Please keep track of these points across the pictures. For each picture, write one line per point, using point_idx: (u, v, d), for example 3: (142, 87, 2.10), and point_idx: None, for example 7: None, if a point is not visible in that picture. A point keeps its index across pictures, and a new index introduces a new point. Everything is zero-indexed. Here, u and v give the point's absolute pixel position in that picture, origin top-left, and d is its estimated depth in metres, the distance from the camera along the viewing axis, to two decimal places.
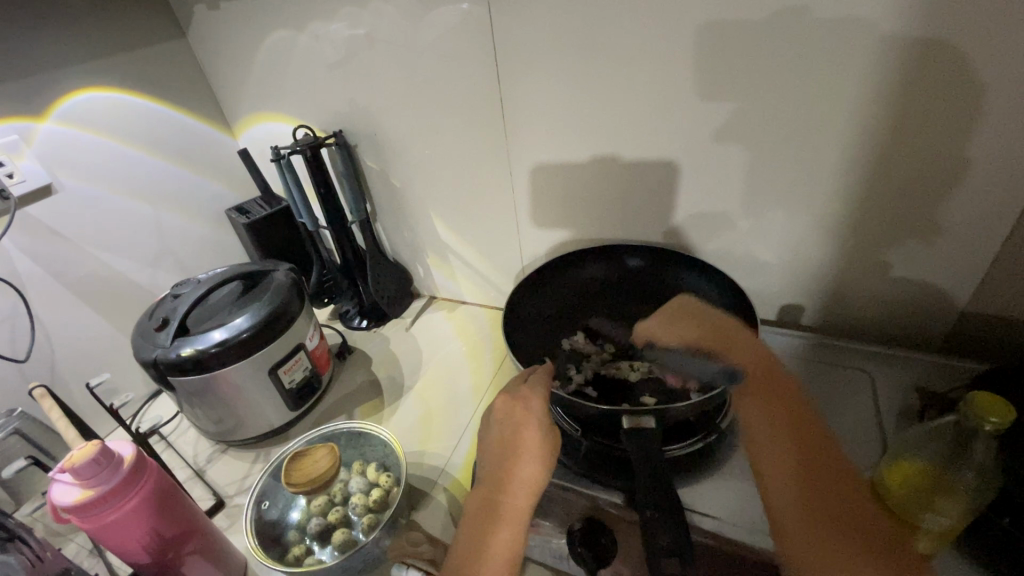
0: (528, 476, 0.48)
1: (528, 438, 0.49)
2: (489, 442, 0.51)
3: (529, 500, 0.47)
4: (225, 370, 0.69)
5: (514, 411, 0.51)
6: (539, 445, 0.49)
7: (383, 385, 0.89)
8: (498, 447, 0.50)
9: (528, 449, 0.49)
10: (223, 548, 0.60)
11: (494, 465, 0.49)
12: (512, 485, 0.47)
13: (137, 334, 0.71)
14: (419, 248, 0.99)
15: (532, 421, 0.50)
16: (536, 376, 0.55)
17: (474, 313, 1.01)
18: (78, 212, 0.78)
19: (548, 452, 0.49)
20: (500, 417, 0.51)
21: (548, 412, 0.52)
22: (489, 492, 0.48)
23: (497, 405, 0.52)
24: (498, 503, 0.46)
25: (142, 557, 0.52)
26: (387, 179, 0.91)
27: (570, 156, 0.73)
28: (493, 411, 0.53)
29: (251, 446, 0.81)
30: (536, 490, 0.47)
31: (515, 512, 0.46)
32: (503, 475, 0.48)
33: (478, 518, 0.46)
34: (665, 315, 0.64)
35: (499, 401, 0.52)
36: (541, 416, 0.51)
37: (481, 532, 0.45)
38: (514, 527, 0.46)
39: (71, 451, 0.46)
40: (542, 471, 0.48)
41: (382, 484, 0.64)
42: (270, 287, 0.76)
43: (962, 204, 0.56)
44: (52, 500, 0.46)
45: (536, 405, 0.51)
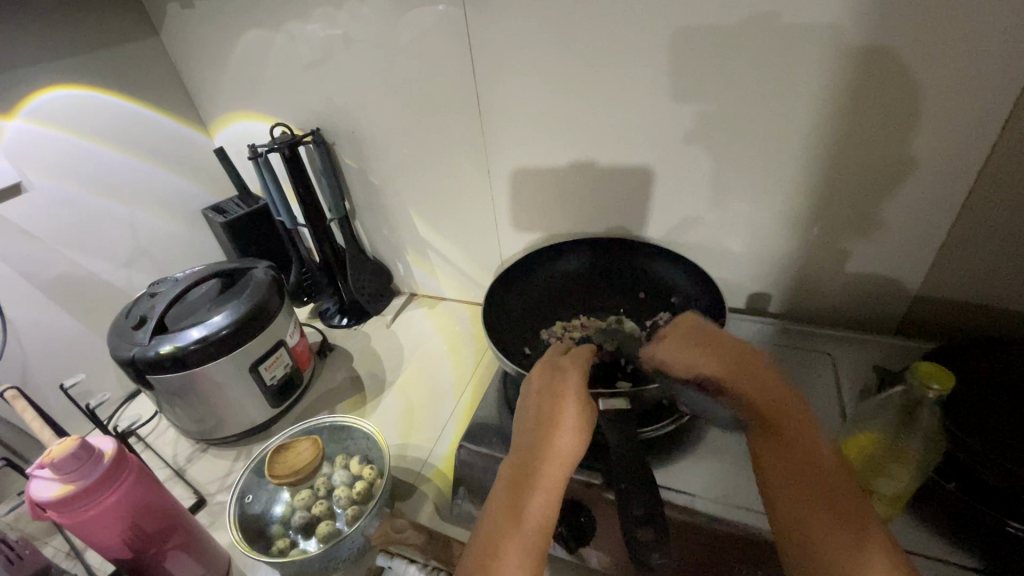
0: (565, 446, 0.47)
1: (566, 409, 0.49)
2: (525, 413, 0.51)
3: (565, 472, 0.46)
4: (205, 367, 0.69)
5: (553, 385, 0.51)
6: (577, 417, 0.49)
7: (365, 381, 0.89)
8: (536, 415, 0.49)
9: (565, 422, 0.48)
10: (206, 543, 0.60)
11: (532, 433, 0.48)
12: (549, 456, 0.46)
13: (114, 333, 0.71)
14: (399, 246, 1.00)
15: (570, 394, 0.50)
16: (576, 352, 0.55)
17: (455, 308, 1.02)
18: (49, 211, 0.77)
19: (586, 427, 0.49)
20: (538, 389, 0.51)
21: (587, 390, 0.51)
22: (526, 459, 0.47)
23: (537, 379, 0.53)
24: (534, 473, 0.45)
25: (123, 553, 0.52)
26: (367, 177, 0.92)
27: (546, 153, 0.75)
28: (531, 385, 0.53)
29: (231, 444, 0.81)
30: (573, 460, 0.47)
31: (551, 482, 0.45)
32: (541, 443, 0.47)
33: (515, 484, 0.45)
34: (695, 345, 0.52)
35: (539, 373, 0.53)
36: (580, 388, 0.50)
37: (516, 499, 0.44)
38: (550, 497, 0.44)
39: (49, 447, 0.46)
40: (580, 445, 0.48)
41: (365, 476, 0.65)
42: (250, 284, 0.76)
43: (911, 197, 0.59)
44: (31, 496, 0.46)
45: (574, 380, 0.51)
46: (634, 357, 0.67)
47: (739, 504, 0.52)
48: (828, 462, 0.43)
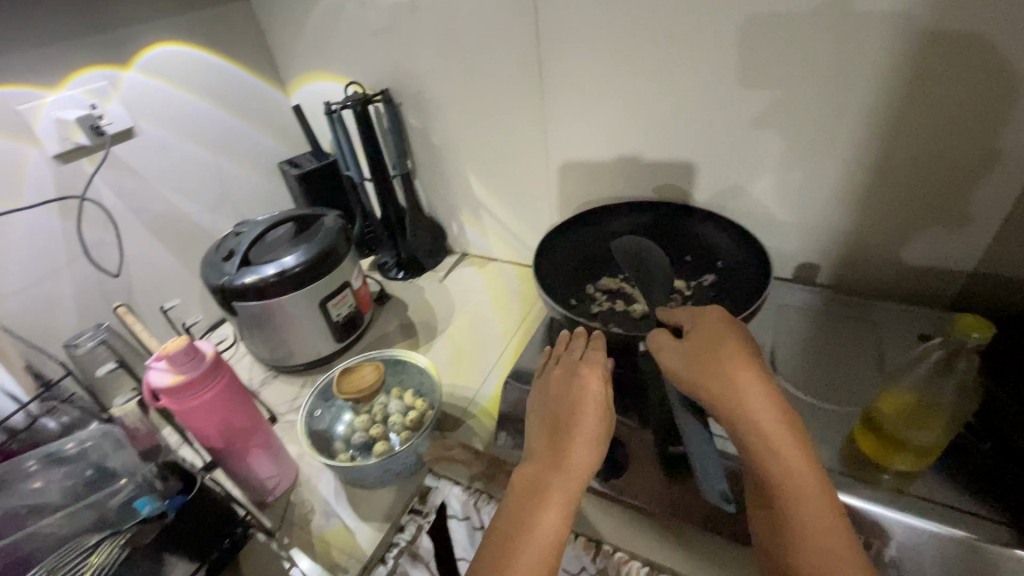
0: (578, 460, 0.50)
1: (582, 424, 0.52)
2: (547, 422, 0.55)
3: (580, 486, 0.49)
4: (281, 297, 0.77)
5: (572, 394, 0.55)
6: (595, 424, 0.52)
7: (418, 329, 0.96)
8: (555, 427, 0.53)
9: (580, 435, 0.51)
10: (280, 447, 0.68)
11: (549, 444, 0.52)
12: (562, 468, 0.49)
13: (205, 263, 0.80)
14: (455, 206, 1.05)
15: (589, 407, 0.53)
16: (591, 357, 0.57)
17: (503, 269, 1.07)
18: (154, 156, 0.86)
19: (600, 443, 0.51)
20: (559, 399, 0.55)
21: (607, 401, 0.54)
22: (543, 471, 0.50)
23: (558, 386, 0.57)
24: (548, 485, 0.48)
25: (217, 443, 0.60)
26: (428, 138, 0.97)
27: (600, 118, 0.77)
28: (555, 394, 0.56)
29: (299, 373, 0.89)
30: (586, 475, 0.49)
31: (564, 497, 0.48)
32: (557, 454, 0.50)
33: (527, 495, 0.48)
34: (688, 348, 0.50)
35: (559, 380, 0.57)
36: (599, 402, 0.53)
37: (529, 511, 0.47)
38: (563, 511, 0.47)
39: (166, 342, 0.55)
40: (593, 461, 0.50)
41: (418, 407, 0.72)
42: (322, 229, 0.84)
43: (975, 192, 0.60)
44: (150, 385, 0.55)
45: (592, 390, 0.54)
46: (674, 310, 0.69)
47: None
48: (825, 522, 0.43)
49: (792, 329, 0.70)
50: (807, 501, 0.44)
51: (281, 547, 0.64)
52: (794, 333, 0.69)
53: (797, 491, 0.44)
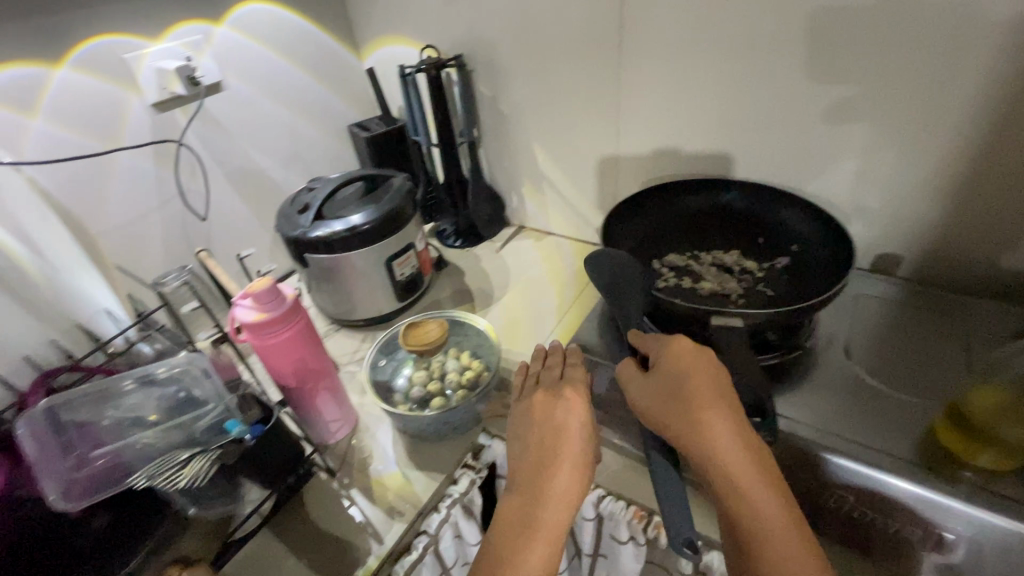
0: (561, 490, 0.49)
1: (564, 450, 0.51)
2: (527, 446, 0.53)
3: (566, 517, 0.48)
4: (351, 252, 0.80)
5: (554, 418, 0.54)
6: (574, 452, 0.51)
7: (474, 296, 0.97)
8: (537, 452, 0.52)
9: (562, 462, 0.50)
10: (343, 393, 0.71)
11: (531, 472, 0.50)
12: (547, 499, 0.48)
13: (280, 214, 0.83)
14: (517, 177, 1.05)
15: (571, 431, 0.52)
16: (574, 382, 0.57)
17: (560, 243, 1.07)
18: (239, 110, 0.89)
19: (583, 471, 0.50)
20: (539, 423, 0.54)
21: (589, 425, 0.53)
22: (528, 502, 0.49)
23: (539, 408, 0.55)
24: (534, 519, 0.47)
25: (290, 382, 0.63)
26: (497, 106, 0.97)
27: (680, 89, 0.75)
28: (534, 416, 0.55)
29: (360, 328, 0.93)
30: (572, 506, 0.48)
31: (551, 530, 0.47)
32: (541, 483, 0.49)
33: (513, 528, 0.47)
34: (653, 381, 0.51)
35: (539, 402, 0.56)
36: (581, 427, 0.53)
37: (515, 546, 0.46)
38: (550, 544, 0.46)
39: (252, 281, 0.58)
40: (578, 490, 0.49)
41: (474, 367, 0.74)
42: (391, 189, 0.86)
43: None
44: (237, 320, 0.58)
45: (575, 415, 0.53)
46: (744, 291, 0.68)
47: (841, 436, 0.53)
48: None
49: (870, 319, 0.67)
50: (783, 550, 0.40)
51: (342, 487, 0.67)
52: (873, 323, 0.67)
53: (770, 538, 0.41)
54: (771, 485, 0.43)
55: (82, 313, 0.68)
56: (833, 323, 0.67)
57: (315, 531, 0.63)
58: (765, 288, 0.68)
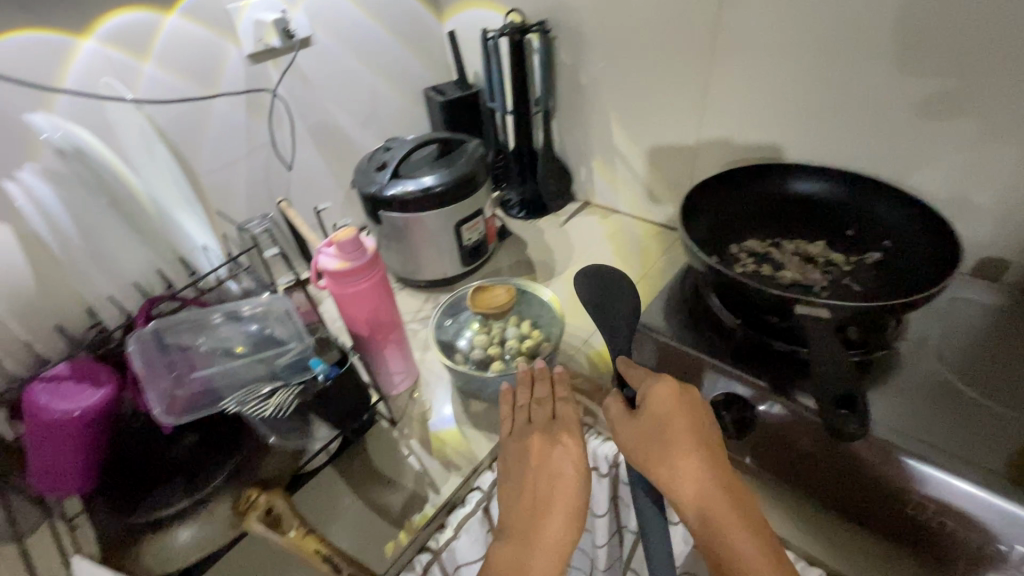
0: (553, 535, 0.51)
1: (555, 495, 0.53)
2: (520, 488, 0.55)
3: (558, 563, 0.50)
4: (422, 212, 0.81)
5: (546, 460, 0.55)
6: (567, 498, 0.53)
7: (536, 268, 0.97)
8: (531, 496, 0.54)
9: (553, 506, 0.52)
10: (408, 348, 0.73)
11: (524, 517, 0.52)
12: (538, 546, 0.50)
13: (358, 171, 0.85)
14: (589, 151, 1.03)
15: (563, 474, 0.54)
16: (565, 419, 0.58)
17: (626, 222, 1.05)
18: (326, 67, 0.91)
19: (574, 513, 0.53)
20: (533, 465, 0.55)
21: (580, 466, 0.55)
22: (520, 547, 0.50)
23: (531, 445, 0.57)
24: (524, 565, 0.49)
25: (362, 332, 0.66)
26: (577, 76, 0.95)
27: (779, 64, 0.72)
28: (527, 454, 0.56)
29: (423, 289, 0.95)
30: (562, 551, 0.50)
31: None
32: (535, 527, 0.51)
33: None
34: (637, 421, 0.52)
35: (533, 440, 0.57)
36: (573, 470, 0.54)
37: None
38: None
39: (337, 231, 0.60)
40: (569, 535, 0.51)
41: (534, 337, 0.74)
42: (465, 154, 0.86)
43: None
44: (320, 266, 0.61)
45: (566, 457, 0.55)
46: (829, 283, 0.65)
47: (928, 442, 0.50)
48: None
49: (970, 324, 0.63)
50: None
51: (401, 437, 0.70)
52: (974, 328, 0.62)
53: None
54: (753, 538, 0.44)
55: (184, 245, 0.67)
56: (926, 324, 0.63)
57: (375, 474, 0.66)
58: (851, 283, 0.65)
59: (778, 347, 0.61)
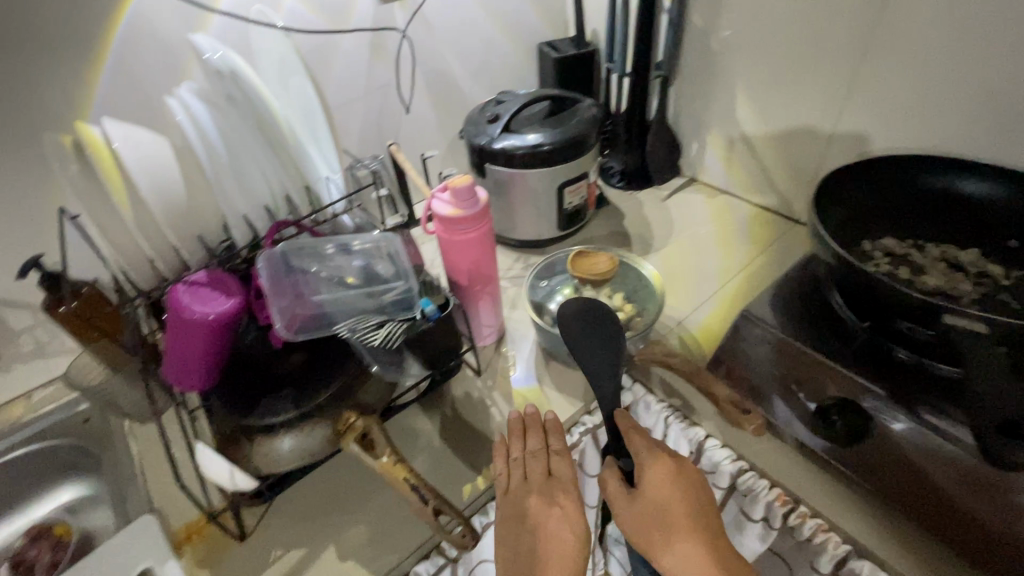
0: None
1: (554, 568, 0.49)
2: (517, 552, 0.51)
3: None
4: (527, 169, 0.80)
5: (545, 524, 0.52)
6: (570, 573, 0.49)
7: (632, 240, 0.94)
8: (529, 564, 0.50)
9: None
10: (500, 305, 0.74)
11: None
12: None
13: (469, 122, 0.85)
14: (705, 124, 0.97)
15: (562, 543, 0.50)
16: (562, 478, 0.55)
17: (734, 204, 0.99)
18: (446, 12, 0.89)
19: None
20: (532, 527, 0.52)
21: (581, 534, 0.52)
22: None
23: (529, 503, 0.53)
24: None
25: (461, 281, 0.67)
26: (708, 41, 0.89)
27: (957, 41, 0.64)
28: (526, 513, 0.53)
29: (515, 248, 0.95)
30: None
31: None
32: None
33: None
34: (638, 501, 0.51)
35: (531, 501, 0.53)
36: (572, 539, 0.51)
37: None
38: None
39: (453, 177, 0.61)
40: None
41: (627, 310, 0.72)
42: (578, 114, 0.83)
43: None
44: (433, 211, 0.62)
45: (565, 521, 0.52)
46: (979, 296, 0.59)
47: None
48: None
49: None
50: None
51: (486, 387, 0.72)
52: None
53: None
54: None
55: (310, 176, 0.70)
56: None
57: (460, 419, 0.69)
58: (1007, 298, 0.59)
59: (936, 370, 0.55)
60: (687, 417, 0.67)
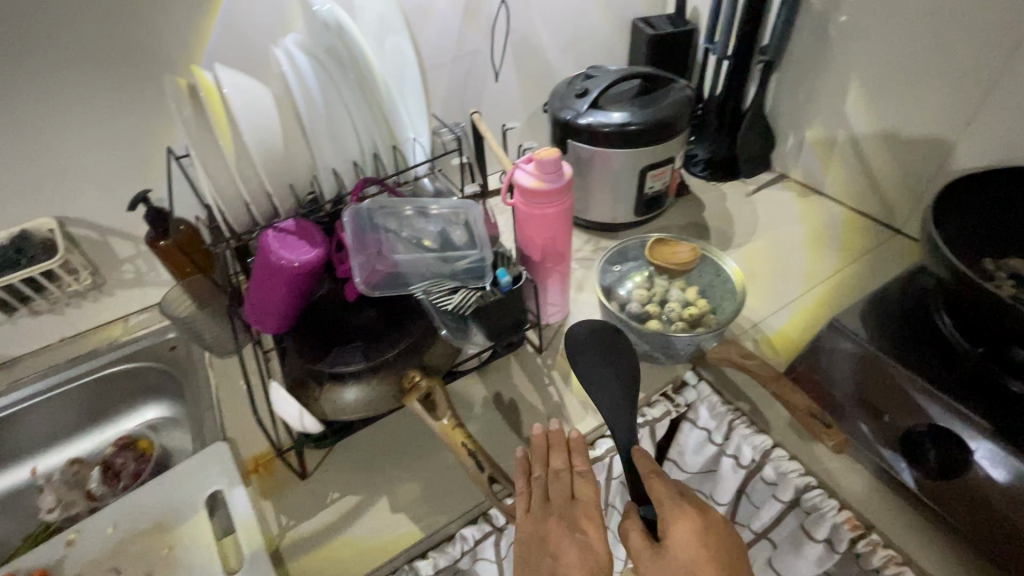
0: None
1: None
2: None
3: None
4: (610, 149, 0.77)
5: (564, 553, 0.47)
6: None
7: (711, 233, 0.89)
8: None
9: None
10: (567, 285, 0.73)
11: None
12: None
13: (555, 95, 0.83)
14: (807, 117, 0.90)
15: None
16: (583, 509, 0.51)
17: (827, 206, 0.92)
18: None
19: None
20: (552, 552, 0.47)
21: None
22: None
23: (548, 528, 0.49)
24: None
25: (533, 256, 0.66)
26: (825, 26, 0.82)
27: None
28: (543, 538, 0.48)
29: (585, 230, 0.92)
30: None
31: None
32: None
33: None
34: (666, 555, 0.45)
35: (550, 526, 0.49)
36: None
37: None
38: None
39: (540, 148, 0.60)
40: None
41: (699, 305, 0.69)
42: (670, 95, 0.79)
43: None
44: (514, 181, 0.61)
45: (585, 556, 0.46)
46: None
47: None
48: None
49: None
50: None
51: (545, 366, 0.71)
52: None
53: None
54: None
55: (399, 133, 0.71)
56: None
57: (518, 394, 0.69)
58: None
59: None
60: (754, 423, 0.64)
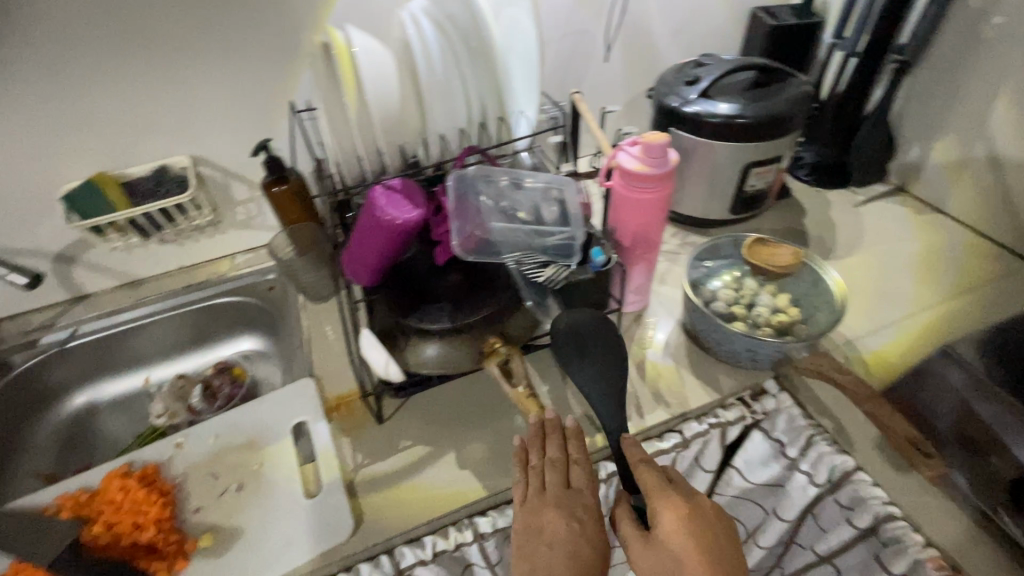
0: None
1: None
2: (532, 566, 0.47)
3: None
4: (714, 140, 0.74)
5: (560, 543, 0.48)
6: None
7: (809, 240, 0.84)
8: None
9: None
10: (650, 277, 0.72)
11: None
12: None
13: (661, 81, 0.81)
14: (938, 127, 0.83)
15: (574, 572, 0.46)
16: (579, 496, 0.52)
17: (947, 225, 0.85)
18: None
19: None
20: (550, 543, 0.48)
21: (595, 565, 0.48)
22: None
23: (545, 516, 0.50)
24: None
25: (622, 241, 0.65)
26: (978, 28, 0.74)
27: None
28: (542, 528, 0.49)
29: (673, 223, 0.90)
30: None
31: None
32: None
33: None
34: (655, 548, 0.46)
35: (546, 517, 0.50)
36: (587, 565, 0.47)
37: None
38: None
39: (648, 132, 0.59)
40: None
41: (790, 313, 0.66)
42: (787, 89, 0.75)
43: None
44: (617, 163, 0.61)
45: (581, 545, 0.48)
46: None
47: None
48: None
49: None
50: None
51: None
52: None
53: None
54: None
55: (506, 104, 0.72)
56: None
57: None
58: None
59: None
60: (836, 442, 0.61)
